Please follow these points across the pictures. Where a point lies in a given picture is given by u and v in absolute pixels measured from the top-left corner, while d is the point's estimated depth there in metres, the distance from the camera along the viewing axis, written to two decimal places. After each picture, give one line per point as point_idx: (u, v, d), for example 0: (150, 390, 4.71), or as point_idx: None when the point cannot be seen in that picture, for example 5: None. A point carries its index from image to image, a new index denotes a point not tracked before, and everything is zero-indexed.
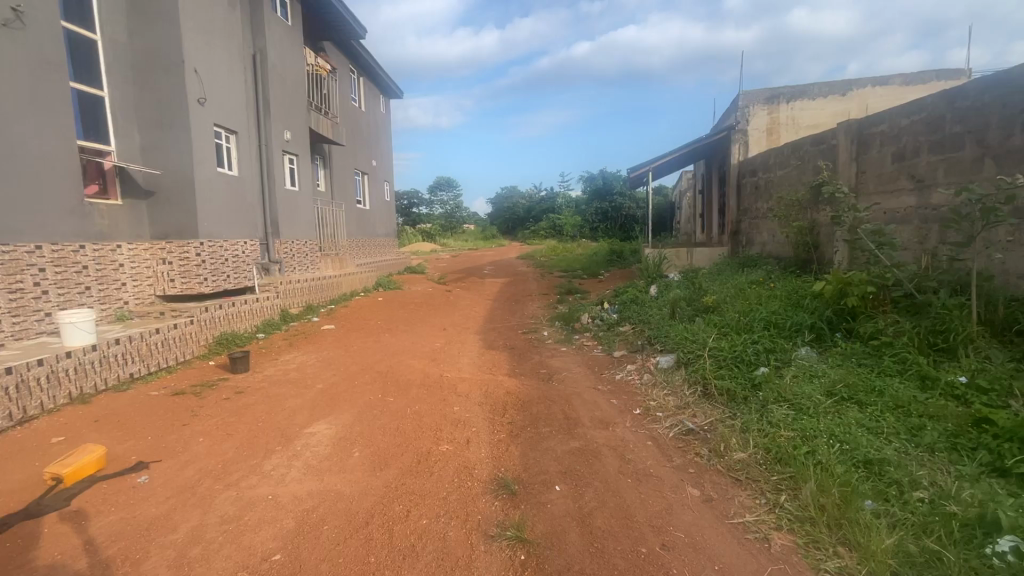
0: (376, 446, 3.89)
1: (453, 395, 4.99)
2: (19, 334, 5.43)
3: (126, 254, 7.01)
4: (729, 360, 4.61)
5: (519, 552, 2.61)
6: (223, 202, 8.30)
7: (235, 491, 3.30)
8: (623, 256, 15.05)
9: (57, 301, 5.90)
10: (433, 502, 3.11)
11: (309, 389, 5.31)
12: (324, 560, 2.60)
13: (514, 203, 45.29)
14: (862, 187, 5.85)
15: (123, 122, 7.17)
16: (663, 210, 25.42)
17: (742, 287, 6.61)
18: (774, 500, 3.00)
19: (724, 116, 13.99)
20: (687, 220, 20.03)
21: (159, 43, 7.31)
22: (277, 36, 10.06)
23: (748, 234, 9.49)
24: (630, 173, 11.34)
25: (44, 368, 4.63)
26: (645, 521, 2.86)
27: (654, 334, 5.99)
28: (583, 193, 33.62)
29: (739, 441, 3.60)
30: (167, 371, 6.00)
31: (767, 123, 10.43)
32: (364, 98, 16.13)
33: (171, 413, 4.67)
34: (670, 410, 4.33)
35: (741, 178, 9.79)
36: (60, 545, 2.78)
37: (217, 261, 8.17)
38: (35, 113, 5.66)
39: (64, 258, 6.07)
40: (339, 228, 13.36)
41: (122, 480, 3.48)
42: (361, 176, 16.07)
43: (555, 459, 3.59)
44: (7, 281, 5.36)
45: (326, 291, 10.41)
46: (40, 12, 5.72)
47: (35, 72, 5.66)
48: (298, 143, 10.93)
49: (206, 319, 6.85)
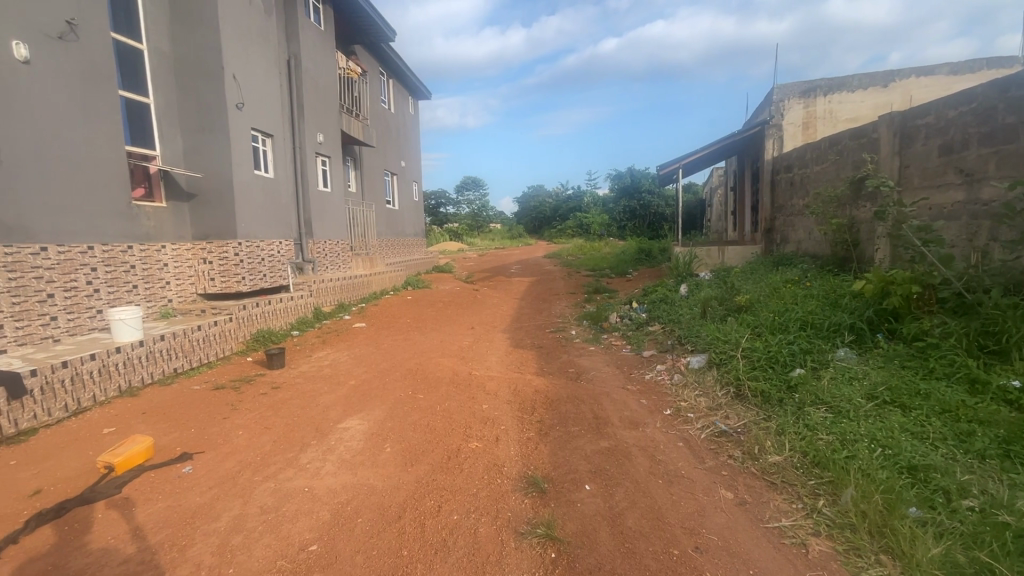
0: (407, 442, 3.97)
1: (481, 393, 5.01)
2: (74, 330, 5.74)
3: (170, 254, 7.33)
4: (764, 361, 4.51)
5: (549, 550, 2.62)
6: (260, 204, 8.58)
7: (273, 483, 3.41)
8: (652, 254, 14.82)
9: (107, 298, 6.22)
10: (463, 498, 3.15)
11: (341, 386, 5.44)
12: (358, 552, 2.67)
13: (540, 202, 45.21)
14: (905, 182, 5.61)
15: (167, 128, 7.50)
16: (693, 208, 24.95)
17: (776, 286, 6.42)
18: (812, 505, 2.92)
19: (756, 111, 13.64)
20: (718, 218, 19.63)
21: (200, 51, 7.60)
22: (310, 42, 10.32)
23: (783, 232, 9.22)
24: (660, 170, 11.16)
25: (96, 362, 4.89)
26: (678, 523, 2.83)
27: (684, 334, 5.90)
28: (610, 190, 33.32)
29: (774, 444, 3.53)
30: (207, 366, 6.25)
31: (803, 117, 10.01)
32: (393, 100, 16.38)
33: (212, 407, 4.86)
34: (702, 411, 4.26)
35: (775, 174, 9.52)
36: (112, 530, 2.94)
37: (255, 260, 8.45)
38: (87, 120, 5.96)
39: (114, 258, 6.38)
40: (370, 228, 13.60)
41: (168, 470, 3.65)
42: (391, 176, 16.35)
43: (585, 458, 3.58)
44: (63, 281, 5.67)
45: (357, 290, 10.61)
46: (91, 24, 6.04)
47: (88, 81, 5.98)
48: (331, 146, 11.20)
49: (244, 317, 7.07)
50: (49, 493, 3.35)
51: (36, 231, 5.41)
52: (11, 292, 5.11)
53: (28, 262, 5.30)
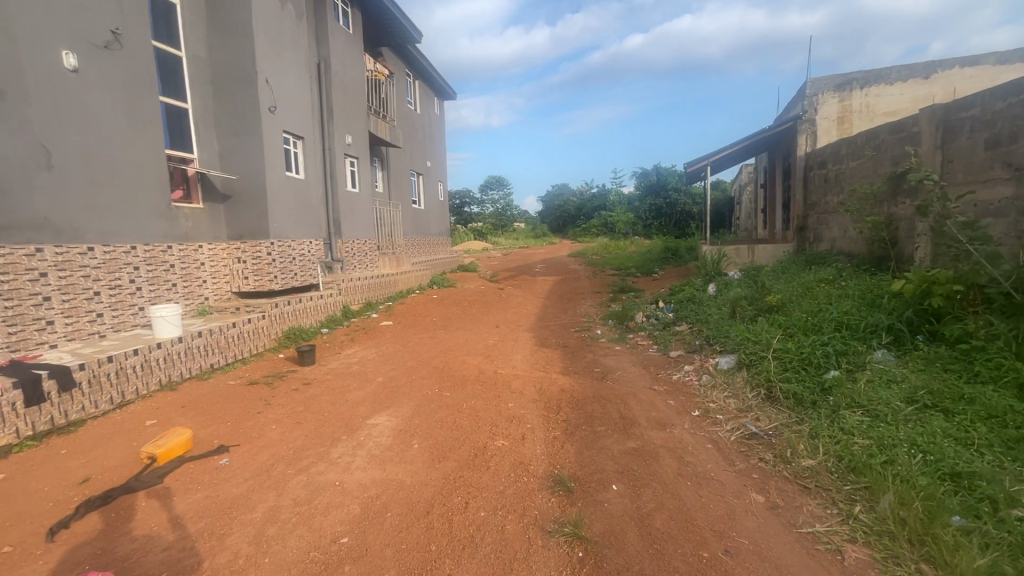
0: (435, 439, 4.02)
1: (507, 391, 5.03)
2: (118, 326, 6.00)
3: (206, 253, 7.60)
4: (796, 362, 4.40)
5: (577, 550, 2.62)
6: (292, 205, 8.80)
7: (306, 476, 3.50)
8: (679, 254, 14.58)
9: (148, 295, 6.49)
10: (490, 495, 3.17)
11: (370, 382, 5.55)
12: (388, 545, 2.72)
13: (564, 201, 45.03)
14: (948, 177, 5.38)
15: (203, 131, 7.77)
16: (721, 206, 24.44)
17: (809, 286, 6.24)
18: (848, 510, 2.84)
19: (789, 106, 13.28)
20: (748, 216, 19.18)
21: (235, 56, 7.85)
22: (339, 45, 10.53)
23: (816, 230, 8.95)
24: (687, 167, 10.99)
25: (139, 357, 5.10)
26: (707, 525, 2.79)
27: (713, 334, 5.80)
28: (636, 188, 32.94)
29: (807, 447, 3.45)
30: (242, 362, 6.46)
31: (838, 111, 9.68)
32: (419, 101, 16.56)
33: (246, 401, 5.03)
34: (731, 413, 4.19)
35: (808, 170, 9.26)
36: (154, 519, 3.06)
37: (287, 260, 8.68)
38: (130, 125, 6.23)
39: (155, 257, 6.65)
40: (396, 227, 13.80)
41: (206, 462, 3.78)
42: (417, 177, 16.54)
43: (612, 458, 3.56)
44: (108, 279, 5.93)
45: (384, 289, 10.78)
46: (134, 33, 6.32)
47: (131, 88, 6.25)
48: (359, 147, 11.39)
49: (276, 314, 7.27)
50: (96, 482, 3.51)
51: (83, 232, 5.66)
52: (62, 291, 5.36)
53: (77, 262, 5.56)
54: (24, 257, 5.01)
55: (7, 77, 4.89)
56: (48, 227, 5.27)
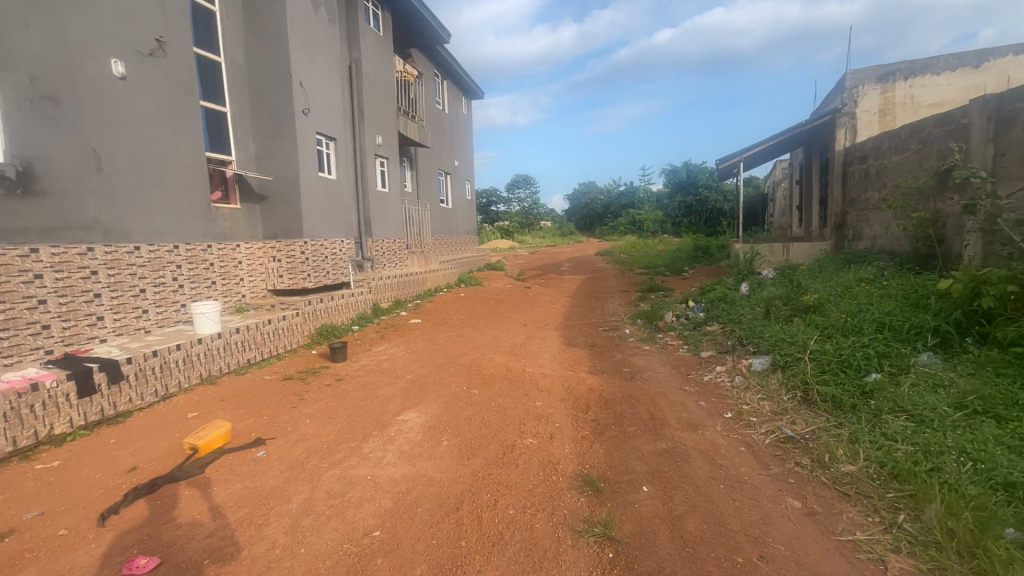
0: (464, 436, 4.06)
1: (535, 390, 5.03)
2: (162, 322, 6.27)
3: (243, 252, 7.86)
4: (835, 364, 4.26)
5: (607, 550, 2.60)
6: (324, 204, 8.99)
7: (339, 470, 3.59)
8: (710, 252, 14.29)
9: (190, 293, 6.74)
10: (519, 493, 3.18)
11: (399, 379, 5.64)
12: (419, 540, 2.76)
13: (592, 199, 44.68)
14: (1001, 171, 5.10)
15: (240, 134, 8.02)
16: (755, 202, 23.84)
17: (849, 286, 6.00)
18: (891, 519, 2.74)
19: (826, 100, 12.83)
20: (782, 213, 18.68)
21: (271, 61, 8.07)
22: (370, 47, 10.71)
23: (856, 228, 8.61)
24: (719, 164, 10.75)
25: (181, 352, 5.31)
26: (741, 530, 2.73)
27: (746, 334, 5.67)
28: (665, 186, 32.52)
29: (847, 453, 3.34)
30: (277, 357, 6.66)
31: (880, 104, 9.24)
32: (447, 101, 16.70)
33: (282, 396, 5.18)
34: (766, 416, 4.08)
35: (847, 166, 8.94)
36: (196, 508, 3.19)
37: (320, 259, 8.89)
38: (172, 129, 6.49)
39: (195, 256, 6.91)
40: (425, 226, 13.96)
41: (244, 454, 3.91)
42: (445, 176, 16.69)
43: (642, 459, 3.52)
44: (153, 277, 6.19)
45: (413, 287, 10.93)
46: (176, 40, 6.57)
47: (173, 93, 6.51)
48: (389, 147, 11.56)
49: (309, 312, 7.46)
50: (143, 471, 3.68)
51: (130, 232, 5.92)
52: (111, 288, 5.62)
53: (124, 260, 5.82)
54: (76, 256, 5.26)
55: (61, 86, 5.15)
56: (98, 227, 5.53)
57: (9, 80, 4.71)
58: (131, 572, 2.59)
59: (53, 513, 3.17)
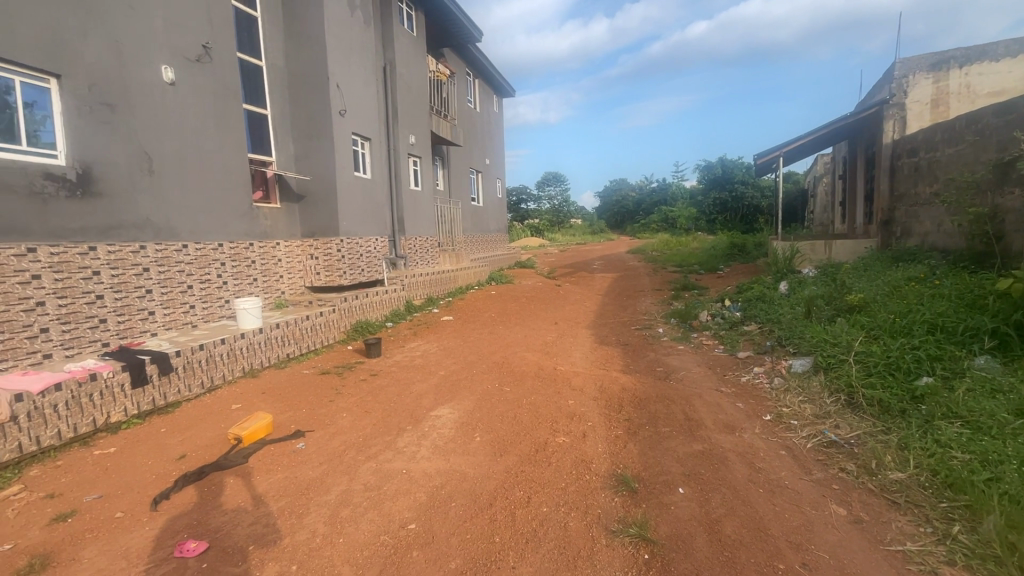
0: (496, 433, 4.08)
1: (567, 388, 5.02)
2: (207, 317, 6.54)
3: (283, 250, 8.12)
4: (882, 367, 4.10)
5: (643, 551, 2.57)
6: (360, 203, 9.19)
7: (375, 463, 3.67)
8: (746, 250, 13.91)
9: (233, 289, 7.01)
10: (552, 491, 3.18)
11: (433, 375, 5.73)
12: (454, 534, 2.80)
13: (623, 195, 44.14)
14: None
15: (280, 135, 8.28)
16: (794, 198, 23.12)
17: (898, 285, 5.73)
18: (945, 530, 2.61)
19: (872, 91, 12.28)
20: (823, 210, 18.09)
21: (309, 63, 8.30)
22: (404, 48, 10.87)
23: (905, 224, 8.22)
24: (757, 159, 10.43)
25: (225, 346, 5.53)
26: (782, 535, 2.65)
27: (786, 334, 5.50)
28: (699, 182, 31.88)
29: (896, 460, 3.20)
30: (315, 352, 6.86)
31: (932, 94, 8.76)
32: (479, 100, 16.78)
33: (320, 390, 5.34)
34: (807, 419, 3.94)
35: (896, 159, 8.53)
36: (239, 496, 3.31)
37: (356, 256, 9.08)
38: (217, 132, 6.75)
39: (238, 253, 7.18)
40: (456, 224, 14.08)
41: (285, 445, 4.05)
42: (476, 175, 16.79)
43: (678, 460, 3.46)
44: (199, 274, 6.47)
45: (445, 284, 11.05)
46: (221, 46, 6.83)
47: (218, 97, 6.77)
48: (422, 146, 11.70)
49: (345, 308, 7.64)
50: (191, 459, 3.85)
51: (179, 231, 6.21)
52: (161, 284, 5.90)
53: (173, 257, 6.09)
54: (130, 253, 5.54)
55: (116, 92, 5.41)
56: (150, 227, 5.81)
57: (71, 88, 4.98)
58: (182, 554, 2.72)
59: (110, 497, 3.35)
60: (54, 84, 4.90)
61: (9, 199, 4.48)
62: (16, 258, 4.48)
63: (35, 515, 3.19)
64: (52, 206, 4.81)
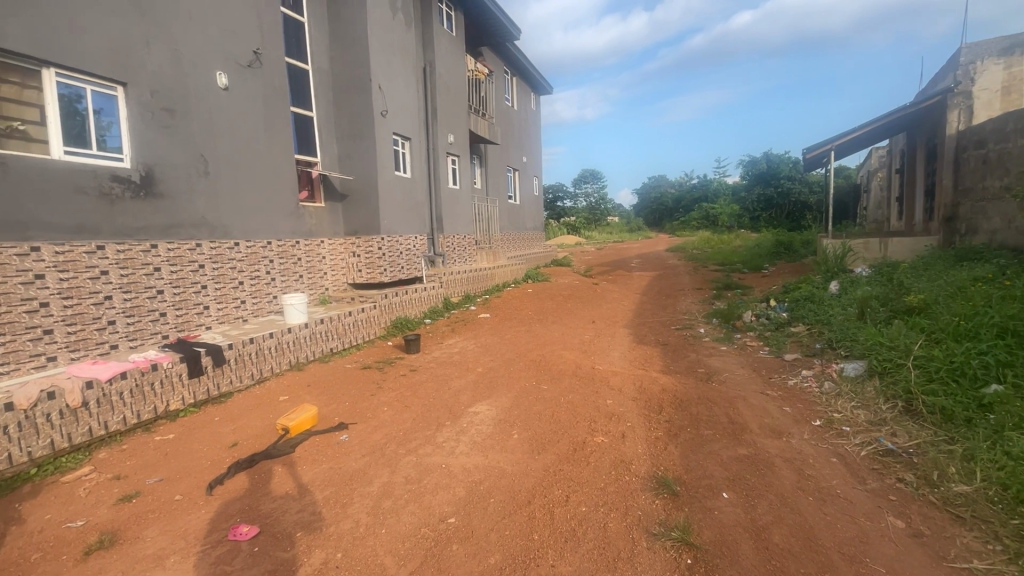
0: (534, 431, 4.08)
1: (606, 388, 4.96)
2: (257, 311, 6.83)
3: (327, 248, 8.37)
4: (945, 373, 3.86)
5: (685, 556, 2.52)
6: (400, 202, 9.37)
7: (415, 457, 3.74)
8: (793, 248, 13.36)
9: (280, 285, 7.29)
10: (591, 491, 3.15)
11: (470, 371, 5.79)
12: (492, 530, 2.82)
13: (662, 192, 43.26)
14: None
15: (325, 137, 8.54)
16: (845, 194, 22.11)
17: (963, 285, 5.38)
18: (1017, 549, 2.42)
19: (935, 80, 11.57)
20: (876, 206, 17.22)
21: (352, 66, 8.52)
22: (443, 49, 11.00)
23: (970, 221, 7.73)
24: (807, 153, 9.99)
25: (274, 339, 5.76)
26: (834, 546, 2.54)
27: (836, 337, 5.26)
28: (742, 178, 30.88)
29: (960, 472, 3.01)
30: (356, 347, 7.05)
31: (1004, 81, 8.06)
32: (516, 97, 16.79)
33: (362, 384, 5.49)
34: (861, 426, 3.75)
35: (960, 151, 8.00)
36: (286, 485, 3.44)
37: (396, 254, 9.24)
38: (266, 135, 7.03)
39: (286, 251, 7.45)
40: (493, 222, 14.15)
41: (329, 437, 4.18)
42: (513, 173, 16.83)
43: (721, 464, 3.36)
44: (250, 271, 6.75)
45: (482, 282, 11.14)
46: (270, 52, 7.11)
47: (267, 102, 7.04)
48: (460, 145, 11.82)
49: (385, 304, 7.81)
50: (242, 447, 4.03)
51: (231, 229, 6.51)
52: (215, 280, 6.19)
53: (226, 254, 6.39)
54: (187, 251, 5.84)
55: (176, 98, 5.72)
56: (205, 225, 6.12)
57: (135, 95, 5.30)
58: (235, 538, 2.85)
59: (170, 481, 3.55)
60: (121, 92, 5.23)
61: (81, 200, 4.79)
62: (88, 255, 4.79)
63: (103, 494, 3.42)
64: (119, 206, 5.12)
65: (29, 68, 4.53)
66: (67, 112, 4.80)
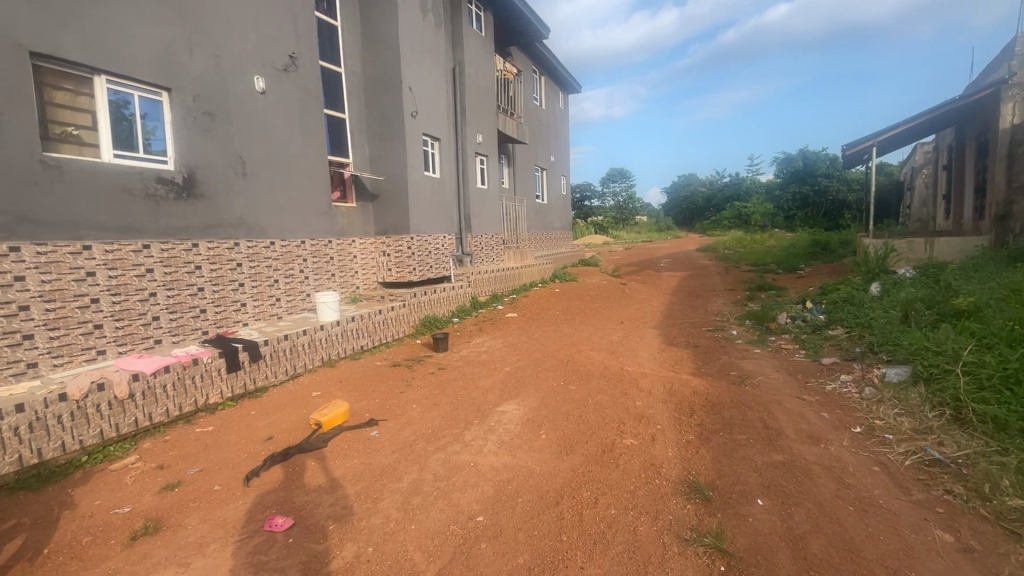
0: (562, 431, 4.06)
1: (634, 389, 4.89)
2: (291, 309, 7.01)
3: (358, 247, 8.53)
4: (997, 380, 3.65)
5: (719, 563, 2.46)
6: (429, 202, 9.47)
7: (444, 454, 3.78)
8: (830, 249, 12.91)
9: (313, 283, 7.46)
10: (620, 494, 3.12)
11: (498, 371, 5.80)
12: (521, 529, 2.82)
13: (692, 191, 42.47)
14: None
15: (356, 138, 8.70)
16: (886, 193, 21.29)
17: (1017, 286, 5.09)
18: None
19: (986, 72, 11.01)
20: (921, 205, 16.52)
21: (383, 68, 8.65)
22: (473, 49, 11.05)
23: None
24: (846, 149, 9.63)
25: (307, 336, 5.90)
26: (876, 559, 2.44)
27: (878, 341, 5.06)
28: (777, 177, 30.05)
29: (1015, 485, 2.83)
30: (386, 345, 7.16)
31: None
32: (544, 96, 16.74)
33: (391, 381, 5.58)
34: (905, 434, 3.59)
35: (1015, 147, 7.57)
36: (319, 478, 3.52)
37: (425, 253, 9.35)
38: (300, 136, 7.20)
39: (319, 250, 7.62)
40: (520, 221, 14.15)
41: (359, 432, 4.26)
42: (541, 172, 16.81)
43: (756, 471, 3.27)
44: (285, 269, 6.94)
45: (510, 282, 11.15)
46: (305, 55, 7.27)
47: (302, 104, 7.22)
48: (489, 145, 11.86)
49: (414, 303, 7.90)
50: (277, 440, 4.15)
51: (267, 228, 6.70)
52: (252, 278, 6.39)
53: (262, 253, 6.58)
54: (226, 250, 6.04)
55: (216, 102, 5.93)
56: (243, 225, 6.32)
57: (179, 100, 5.52)
58: (271, 528, 2.93)
59: (209, 471, 3.69)
60: (165, 97, 5.45)
61: (128, 201, 5.02)
62: (134, 253, 5.02)
63: (148, 482, 3.57)
64: (163, 207, 5.34)
65: (82, 76, 4.77)
66: (116, 117, 5.03)
